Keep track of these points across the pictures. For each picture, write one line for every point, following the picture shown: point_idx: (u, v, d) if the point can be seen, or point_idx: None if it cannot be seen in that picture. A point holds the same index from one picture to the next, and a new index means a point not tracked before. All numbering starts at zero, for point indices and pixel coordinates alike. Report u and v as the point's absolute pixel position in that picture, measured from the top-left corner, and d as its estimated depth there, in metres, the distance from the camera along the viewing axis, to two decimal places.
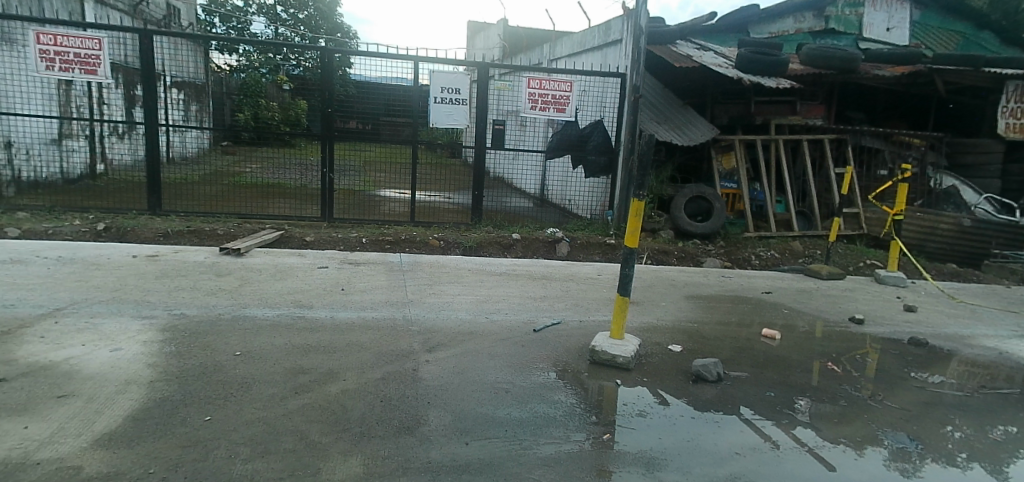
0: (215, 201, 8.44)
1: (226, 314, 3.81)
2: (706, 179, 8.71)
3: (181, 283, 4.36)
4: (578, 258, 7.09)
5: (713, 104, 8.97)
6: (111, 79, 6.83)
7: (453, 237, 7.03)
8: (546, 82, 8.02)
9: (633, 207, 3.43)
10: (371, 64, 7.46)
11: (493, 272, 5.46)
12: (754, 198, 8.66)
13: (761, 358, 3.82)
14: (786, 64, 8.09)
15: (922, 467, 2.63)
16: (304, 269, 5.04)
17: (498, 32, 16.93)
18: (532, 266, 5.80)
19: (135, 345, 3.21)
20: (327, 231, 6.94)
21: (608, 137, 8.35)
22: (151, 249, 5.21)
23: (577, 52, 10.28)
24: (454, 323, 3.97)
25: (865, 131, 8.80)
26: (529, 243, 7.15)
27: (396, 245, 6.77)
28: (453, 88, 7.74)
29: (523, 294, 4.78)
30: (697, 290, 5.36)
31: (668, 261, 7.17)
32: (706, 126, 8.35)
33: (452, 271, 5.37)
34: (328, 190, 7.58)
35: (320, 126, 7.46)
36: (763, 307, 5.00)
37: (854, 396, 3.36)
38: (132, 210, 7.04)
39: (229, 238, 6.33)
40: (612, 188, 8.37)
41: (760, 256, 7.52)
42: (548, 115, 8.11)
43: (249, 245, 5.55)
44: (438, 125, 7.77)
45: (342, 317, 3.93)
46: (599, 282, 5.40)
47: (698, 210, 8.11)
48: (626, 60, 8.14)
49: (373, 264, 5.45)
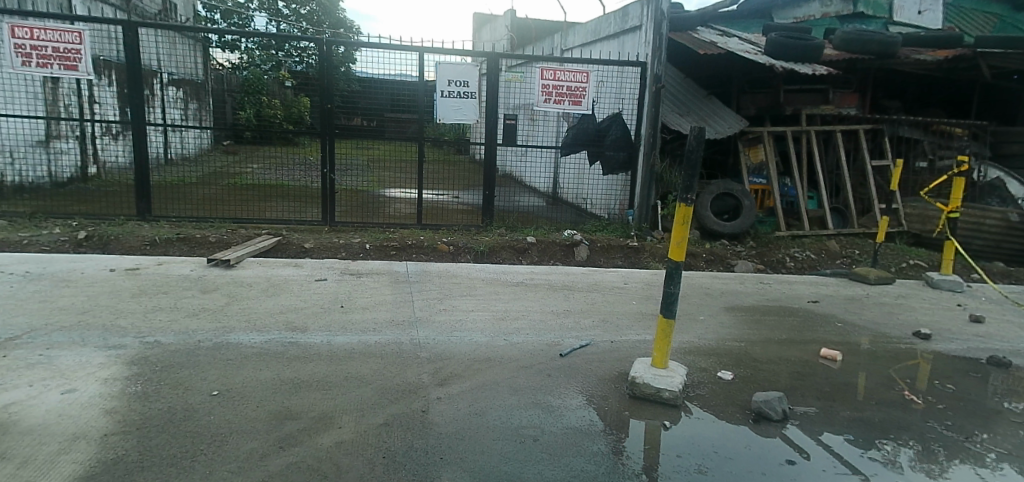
0: (211, 205, 7.97)
1: (207, 340, 3.32)
2: (732, 174, 8.15)
3: (158, 301, 3.87)
4: (598, 262, 6.56)
5: (739, 94, 8.36)
6: (93, 76, 6.37)
7: (464, 242, 6.51)
8: (560, 72, 7.42)
9: (679, 213, 2.89)
10: (375, 57, 6.94)
11: (509, 282, 4.94)
12: (785, 195, 8.12)
13: (826, 388, 3.28)
14: (820, 49, 7.46)
15: (949, 468, 2.54)
16: (301, 283, 4.54)
17: (506, 23, 16.34)
18: (551, 274, 5.28)
19: (93, 384, 2.72)
20: (328, 236, 6.46)
21: (627, 130, 7.70)
22: (133, 261, 4.73)
23: (591, 41, 9.68)
24: (468, 348, 3.45)
25: (903, 120, 8.19)
26: (545, 247, 6.61)
27: (403, 251, 6.27)
28: (460, 81, 7.18)
29: (544, 309, 4.25)
30: (736, 300, 4.82)
31: (696, 265, 6.62)
32: (733, 117, 7.76)
33: (464, 282, 4.86)
34: (329, 192, 7.09)
35: (320, 123, 6.95)
36: (814, 320, 4.44)
37: (948, 439, 2.80)
38: (120, 216, 6.57)
39: (222, 246, 5.87)
40: (632, 185, 7.76)
41: (795, 258, 6.96)
42: (563, 108, 7.51)
43: (241, 255, 5.06)
44: (445, 120, 7.23)
45: (341, 343, 3.42)
46: (627, 292, 4.86)
47: (724, 208, 7.58)
48: (647, 47, 7.54)
49: (377, 275, 4.93)
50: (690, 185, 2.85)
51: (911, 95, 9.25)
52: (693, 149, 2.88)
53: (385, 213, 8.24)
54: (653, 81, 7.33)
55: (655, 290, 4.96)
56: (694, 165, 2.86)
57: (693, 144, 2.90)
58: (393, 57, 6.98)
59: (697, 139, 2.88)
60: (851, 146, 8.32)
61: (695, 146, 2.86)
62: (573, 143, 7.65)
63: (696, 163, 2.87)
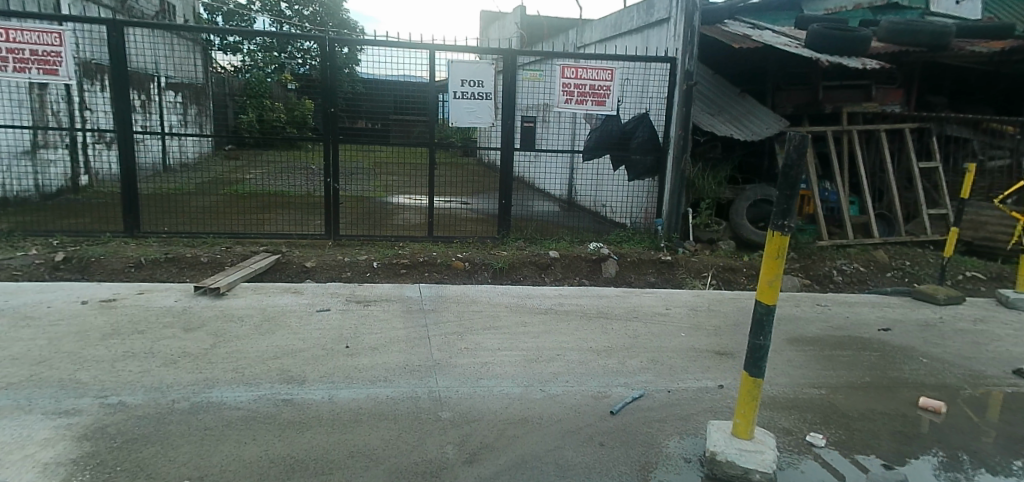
0: (207, 217, 7.43)
1: (183, 401, 2.73)
2: (768, 178, 7.55)
3: (133, 343, 3.29)
4: (628, 279, 5.94)
5: (774, 92, 7.73)
6: (76, 80, 5.82)
7: (481, 257, 5.91)
8: (583, 70, 6.82)
9: (771, 245, 2.32)
10: (381, 57, 6.39)
11: (537, 309, 4.34)
12: (826, 200, 7.52)
13: (941, 456, 2.65)
14: (867, 42, 6.82)
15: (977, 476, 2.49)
16: (300, 315, 3.95)
17: (516, 20, 15.72)
18: (582, 298, 4.67)
19: (29, 473, 2.12)
20: (333, 253, 5.89)
21: (654, 132, 7.09)
22: (110, 290, 4.16)
23: (611, 36, 9.07)
24: (499, 404, 2.85)
25: (952, 117, 7.55)
26: (570, 262, 6.01)
27: (413, 269, 5.69)
28: (474, 81, 6.60)
29: (581, 346, 3.65)
30: (797, 330, 4.20)
31: (736, 281, 6.04)
32: (771, 117, 7.16)
33: (485, 310, 4.26)
34: (332, 203, 6.51)
35: (322, 127, 6.38)
36: (895, 356, 3.81)
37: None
38: (106, 232, 6.01)
39: (215, 267, 5.31)
40: (661, 191, 7.15)
41: (843, 271, 6.34)
42: (586, 109, 6.91)
43: (234, 280, 4.48)
44: (458, 123, 6.66)
45: (345, 400, 2.83)
46: (671, 320, 4.25)
47: (760, 215, 7.11)
48: (677, 42, 6.93)
49: (386, 303, 4.34)
50: (788, 209, 2.27)
51: (956, 90, 8.58)
52: (791, 163, 2.28)
53: (393, 224, 7.67)
54: (684, 77, 6.73)
55: (703, 318, 4.35)
56: (793, 182, 2.28)
57: (792, 155, 2.27)
58: (402, 56, 6.40)
59: (797, 149, 2.26)
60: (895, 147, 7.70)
61: (796, 159, 2.26)
62: (596, 147, 7.08)
63: (796, 181, 2.28)
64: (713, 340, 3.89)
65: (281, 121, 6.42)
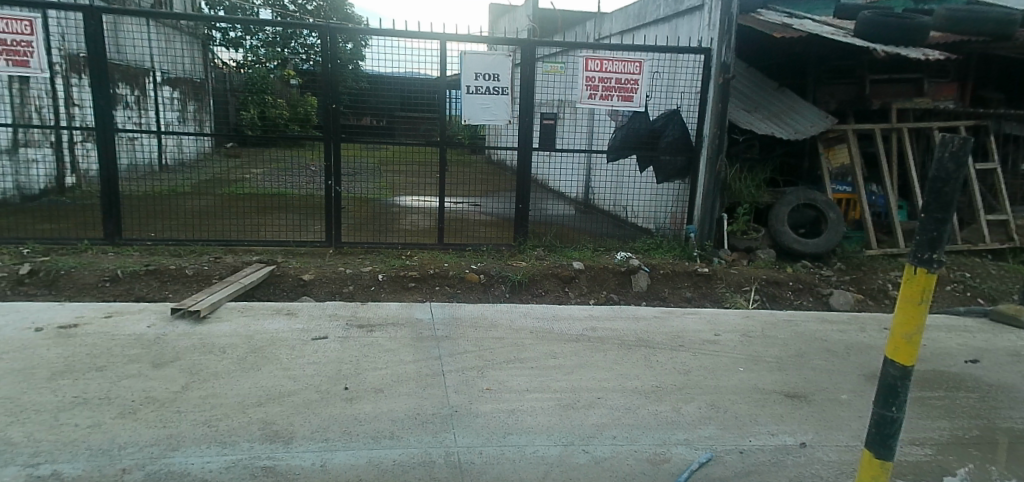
0: (199, 222, 6.89)
1: (135, 471, 2.15)
2: (810, 180, 6.91)
3: (86, 386, 2.72)
4: (661, 293, 5.33)
5: (814, 86, 7.07)
6: (49, 73, 5.27)
7: (498, 269, 5.32)
8: (608, 62, 6.21)
9: (910, 286, 1.73)
10: (387, 48, 5.75)
11: (566, 336, 3.75)
12: (873, 204, 6.90)
13: None
14: (924, 30, 6.15)
15: None
16: (291, 345, 3.38)
17: (528, 13, 15.09)
18: (616, 321, 4.07)
19: None
20: (334, 264, 5.32)
21: (686, 129, 6.47)
22: (73, 314, 3.61)
23: (634, 27, 8.44)
24: (533, 474, 2.26)
25: (1013, 113, 6.90)
26: (596, 274, 5.41)
27: (422, 283, 5.11)
28: (489, 74, 5.96)
29: (625, 386, 3.05)
30: (874, 364, 3.58)
31: (781, 297, 5.41)
32: (814, 113, 6.53)
33: (507, 337, 3.66)
34: (332, 207, 5.94)
35: (323, 123, 5.78)
36: (1000, 399, 3.18)
37: None
38: (85, 240, 5.48)
39: (202, 280, 4.77)
40: (692, 195, 6.55)
41: (899, 284, 5.73)
42: (611, 105, 6.31)
43: (217, 299, 3.91)
44: (472, 121, 6.01)
45: (340, 469, 2.24)
46: (724, 350, 3.64)
47: (802, 221, 6.49)
48: (712, 30, 6.29)
49: (392, 328, 3.75)
50: (938, 238, 1.66)
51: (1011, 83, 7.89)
52: (945, 176, 1.65)
53: (399, 229, 7.11)
54: (720, 70, 6.11)
55: (760, 347, 3.73)
56: (949, 202, 1.65)
57: (947, 165, 1.65)
58: (410, 49, 5.78)
59: (954, 157, 1.64)
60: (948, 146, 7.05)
61: (953, 172, 1.64)
62: (622, 146, 6.48)
63: (953, 201, 1.65)
64: (778, 378, 3.28)
65: (283, 119, 6.08)
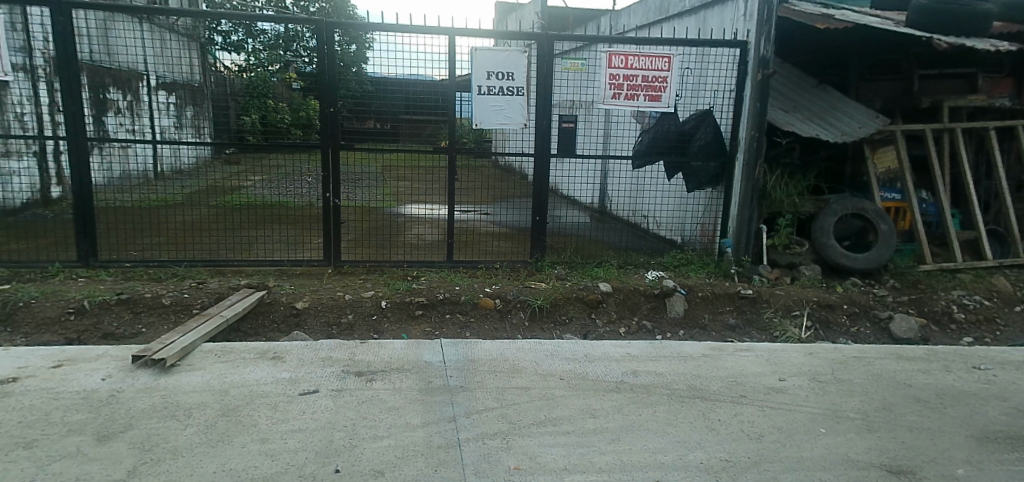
0: (187, 237, 6.31)
1: None
2: (855, 187, 6.25)
3: (3, 475, 2.12)
4: (699, 318, 4.71)
5: (857, 82, 6.43)
6: (12, 76, 4.69)
7: (516, 292, 4.71)
8: (633, 58, 5.60)
9: None
10: (390, 46, 5.15)
11: (604, 385, 3.14)
12: (924, 213, 6.25)
13: None
14: (987, 19, 5.49)
15: None
16: (272, 404, 2.78)
17: (537, 11, 14.45)
18: (660, 363, 3.46)
19: None
20: (331, 288, 4.72)
21: (719, 131, 5.84)
22: (16, 363, 3.02)
23: (654, 21, 7.82)
24: None
25: None
26: (625, 297, 4.79)
27: (431, 310, 4.51)
28: (503, 73, 5.35)
29: (687, 461, 2.44)
30: (979, 420, 2.96)
31: (836, 323, 4.77)
32: (862, 113, 5.88)
33: (534, 388, 3.05)
34: (331, 221, 5.34)
35: (319, 129, 5.19)
36: None
37: None
38: (55, 262, 4.90)
39: (181, 310, 4.18)
40: (727, 204, 5.92)
41: (966, 305, 5.07)
42: (637, 105, 5.70)
43: (190, 342, 3.32)
44: (483, 125, 5.40)
45: None
46: (795, 404, 3.02)
47: (849, 232, 5.82)
48: (748, 21, 5.66)
49: (397, 377, 3.15)
50: None
51: None
52: None
53: (405, 243, 6.52)
54: (759, 65, 5.47)
55: (837, 399, 3.11)
56: None
57: None
58: (416, 47, 5.17)
59: None
60: (1005, 147, 6.40)
61: None
62: (649, 151, 5.86)
63: None
64: (871, 445, 2.66)
65: (284, 124, 5.28)
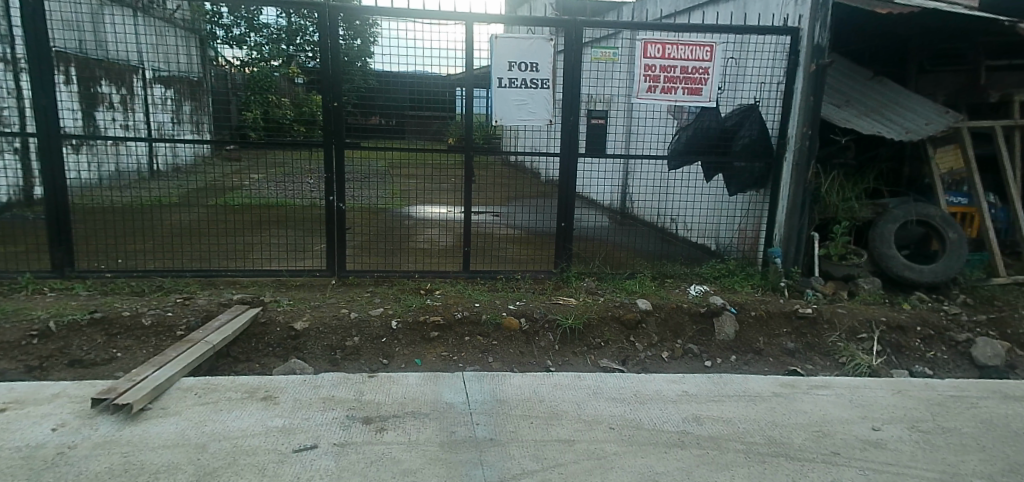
0: (177, 242, 5.78)
1: None
2: (915, 190, 5.65)
3: None
4: (751, 341, 4.14)
5: (917, 74, 5.91)
6: None
7: (544, 310, 4.15)
8: (671, 46, 5.01)
9: None
10: (401, 31, 4.58)
11: (664, 437, 2.58)
12: (993, 219, 5.66)
13: None
14: None
15: None
16: (258, 466, 2.23)
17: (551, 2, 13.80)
18: (724, 405, 2.90)
19: None
20: (334, 303, 4.17)
21: (764, 128, 5.25)
22: None
23: (687, 9, 7.22)
24: None
25: None
26: (667, 316, 4.23)
27: (449, 331, 3.96)
28: (526, 63, 4.76)
29: None
30: None
31: (909, 347, 4.18)
32: (926, 108, 5.27)
33: (580, 441, 2.51)
34: (335, 228, 4.80)
35: (322, 124, 4.63)
36: None
37: None
38: (28, 273, 4.39)
39: (163, 332, 3.66)
40: (773, 209, 5.32)
41: None
42: (675, 99, 5.12)
43: (164, 378, 2.79)
44: (504, 122, 4.82)
45: None
46: (902, 464, 2.45)
47: (911, 240, 5.23)
48: (801, 6, 5.06)
49: (413, 424, 2.60)
50: None
51: None
52: None
53: (413, 249, 5.95)
54: (813, 55, 4.88)
55: (951, 457, 2.53)
56: None
57: None
58: (431, 33, 4.61)
59: None
60: None
61: None
62: (687, 150, 5.28)
63: None
64: None
65: (286, 120, 4.70)
